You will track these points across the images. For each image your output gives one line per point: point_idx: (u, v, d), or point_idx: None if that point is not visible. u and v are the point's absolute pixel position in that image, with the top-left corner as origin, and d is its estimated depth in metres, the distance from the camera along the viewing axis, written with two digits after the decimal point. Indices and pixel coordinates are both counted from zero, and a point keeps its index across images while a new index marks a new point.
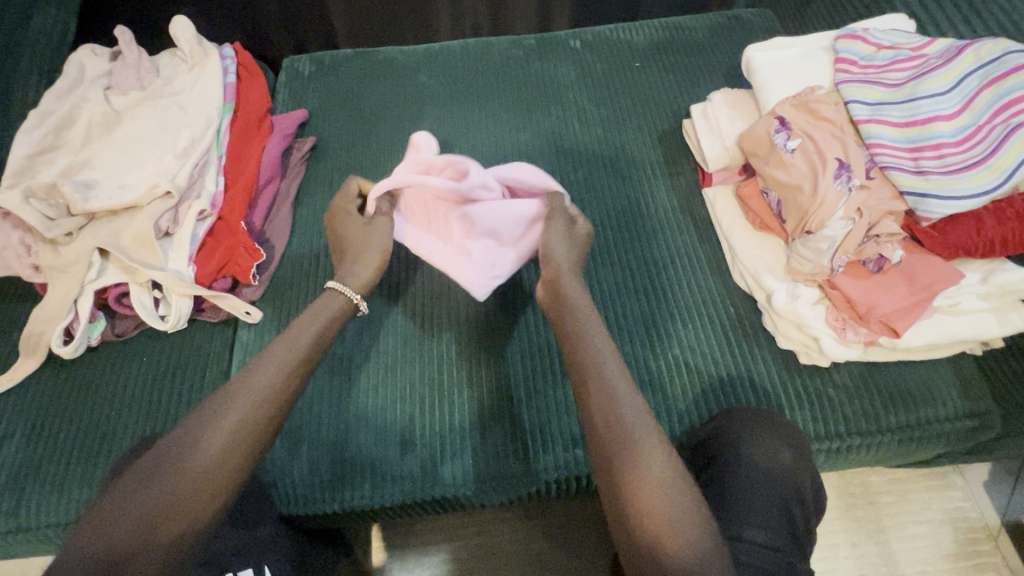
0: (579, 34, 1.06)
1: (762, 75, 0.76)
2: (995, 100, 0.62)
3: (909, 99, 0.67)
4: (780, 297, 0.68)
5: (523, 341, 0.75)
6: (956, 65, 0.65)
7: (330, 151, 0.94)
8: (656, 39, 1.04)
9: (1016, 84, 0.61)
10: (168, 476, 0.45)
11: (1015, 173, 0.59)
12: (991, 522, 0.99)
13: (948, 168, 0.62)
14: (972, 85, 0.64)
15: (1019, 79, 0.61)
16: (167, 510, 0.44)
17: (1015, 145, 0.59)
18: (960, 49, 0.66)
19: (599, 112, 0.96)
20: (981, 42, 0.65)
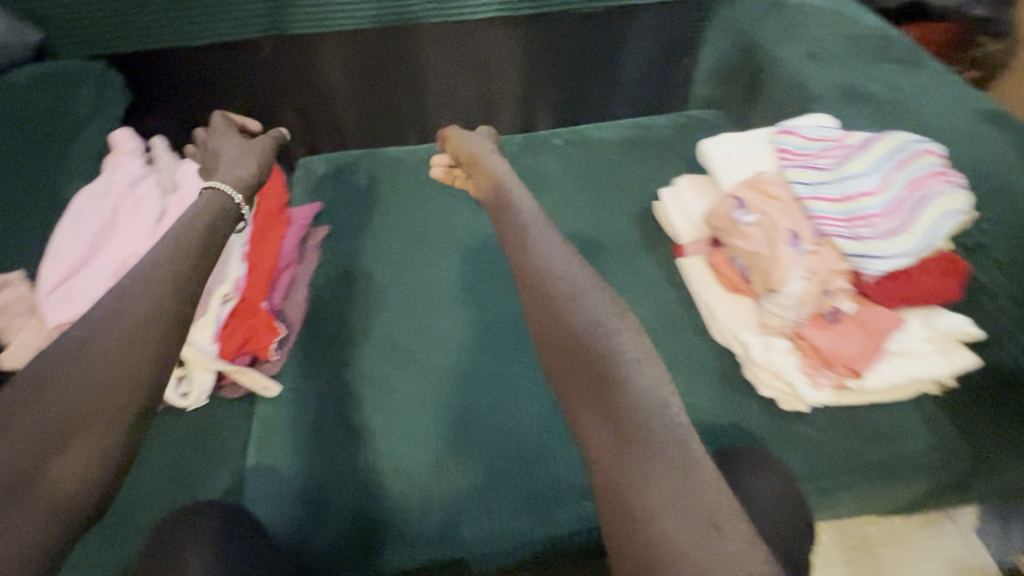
0: (560, 133, 1.22)
1: (718, 165, 0.91)
2: (907, 178, 0.76)
3: (836, 184, 0.80)
4: (757, 348, 0.77)
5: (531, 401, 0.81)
6: (872, 153, 0.80)
7: (343, 238, 1.04)
8: (626, 135, 1.21)
9: (919, 166, 0.76)
10: (59, 400, 0.49)
11: (934, 235, 0.71)
12: (990, 567, 1.02)
13: (880, 234, 0.74)
14: (887, 167, 0.78)
15: (921, 163, 0.76)
16: (78, 419, 0.49)
17: (931, 211, 0.72)
18: (874, 139, 0.81)
19: (580, 196, 1.10)
20: (888, 135, 0.81)
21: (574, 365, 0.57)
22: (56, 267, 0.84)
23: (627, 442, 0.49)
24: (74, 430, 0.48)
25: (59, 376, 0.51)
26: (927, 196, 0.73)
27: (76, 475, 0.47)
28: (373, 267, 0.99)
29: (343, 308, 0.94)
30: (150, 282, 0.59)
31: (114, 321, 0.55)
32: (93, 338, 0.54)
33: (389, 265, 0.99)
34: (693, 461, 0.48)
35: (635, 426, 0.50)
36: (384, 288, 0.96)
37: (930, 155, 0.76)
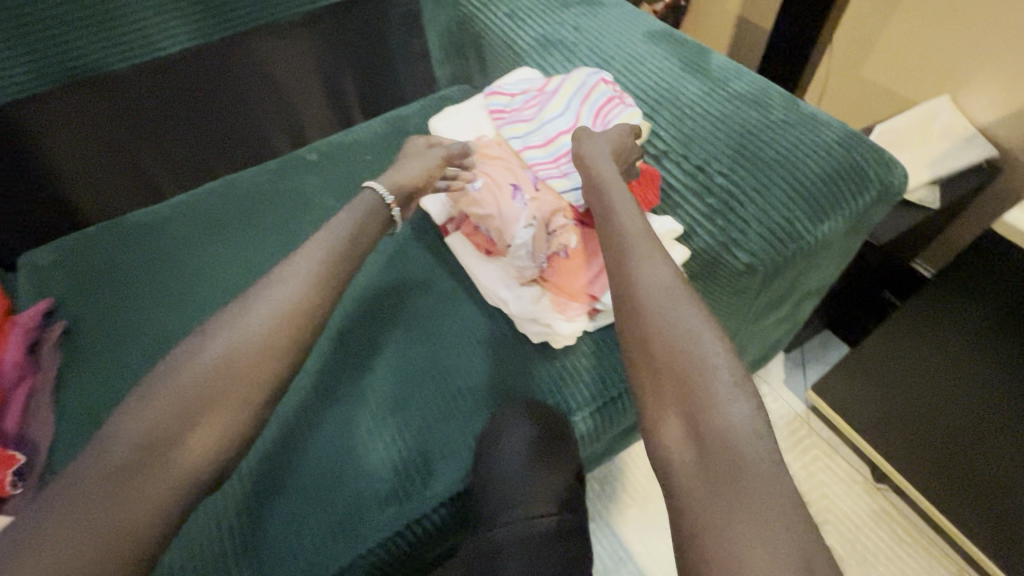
0: (314, 147, 1.18)
1: (447, 140, 0.93)
2: (591, 110, 0.83)
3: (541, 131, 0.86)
4: (513, 302, 0.80)
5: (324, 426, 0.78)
6: (562, 94, 0.86)
7: (91, 328, 0.94)
8: (380, 132, 1.20)
9: (598, 96, 0.84)
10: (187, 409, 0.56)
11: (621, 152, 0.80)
12: (799, 410, 1.25)
13: (581, 166, 0.81)
14: (576, 104, 0.85)
15: (598, 93, 0.84)
16: (190, 410, 0.57)
17: None
18: (562, 81, 0.88)
19: (343, 207, 1.08)
20: (572, 75, 0.88)
21: (668, 379, 0.54)
22: None
23: (694, 398, 0.52)
24: (217, 401, 0.58)
25: (191, 382, 0.58)
26: (606, 121, 0.82)
27: (199, 453, 0.56)
28: (135, 350, 0.92)
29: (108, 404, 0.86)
30: (322, 266, 0.68)
31: (297, 285, 0.65)
32: (269, 320, 0.62)
33: (151, 341, 0.93)
34: (701, 425, 0.50)
35: (697, 384, 0.52)
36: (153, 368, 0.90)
37: (600, 84, 0.85)
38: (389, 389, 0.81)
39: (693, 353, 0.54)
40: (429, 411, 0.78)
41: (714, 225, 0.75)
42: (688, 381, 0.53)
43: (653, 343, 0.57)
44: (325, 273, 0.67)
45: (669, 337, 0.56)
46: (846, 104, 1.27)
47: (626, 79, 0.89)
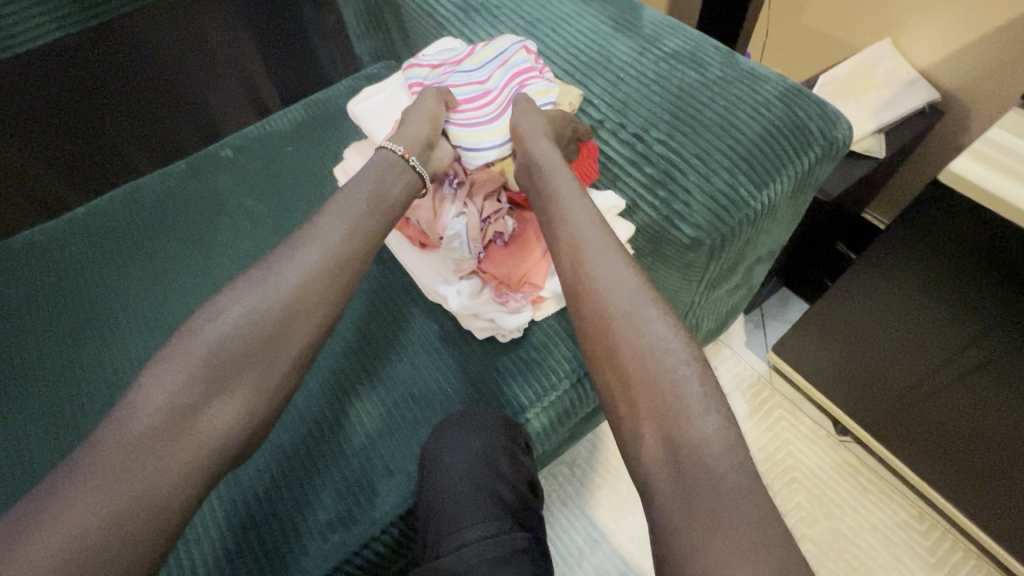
0: (228, 143, 1.07)
1: (367, 124, 0.84)
2: (511, 74, 0.76)
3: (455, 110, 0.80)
4: (453, 298, 0.73)
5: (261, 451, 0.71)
6: (481, 59, 0.79)
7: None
8: (300, 119, 1.09)
9: (517, 60, 0.76)
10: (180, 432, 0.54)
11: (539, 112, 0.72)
12: (762, 370, 1.25)
13: (494, 119, 0.74)
14: (496, 69, 0.78)
15: (517, 57, 0.76)
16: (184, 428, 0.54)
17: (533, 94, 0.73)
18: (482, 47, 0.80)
19: (267, 208, 0.99)
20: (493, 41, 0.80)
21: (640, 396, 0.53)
22: None
23: (649, 398, 0.51)
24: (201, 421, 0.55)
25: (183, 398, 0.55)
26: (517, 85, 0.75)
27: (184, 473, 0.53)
28: (44, 391, 0.83)
29: (19, 455, 0.78)
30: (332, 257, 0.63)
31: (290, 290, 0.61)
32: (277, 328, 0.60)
33: (63, 379, 0.84)
34: (665, 420, 0.50)
35: (661, 382, 0.52)
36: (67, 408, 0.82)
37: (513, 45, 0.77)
38: (326, 405, 0.75)
39: (656, 344, 0.54)
40: (380, 420, 0.73)
41: (656, 200, 0.69)
42: (651, 380, 0.52)
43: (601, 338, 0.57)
44: (345, 266, 0.64)
45: (624, 316, 0.56)
46: (790, 53, 1.23)
47: (555, 43, 0.82)
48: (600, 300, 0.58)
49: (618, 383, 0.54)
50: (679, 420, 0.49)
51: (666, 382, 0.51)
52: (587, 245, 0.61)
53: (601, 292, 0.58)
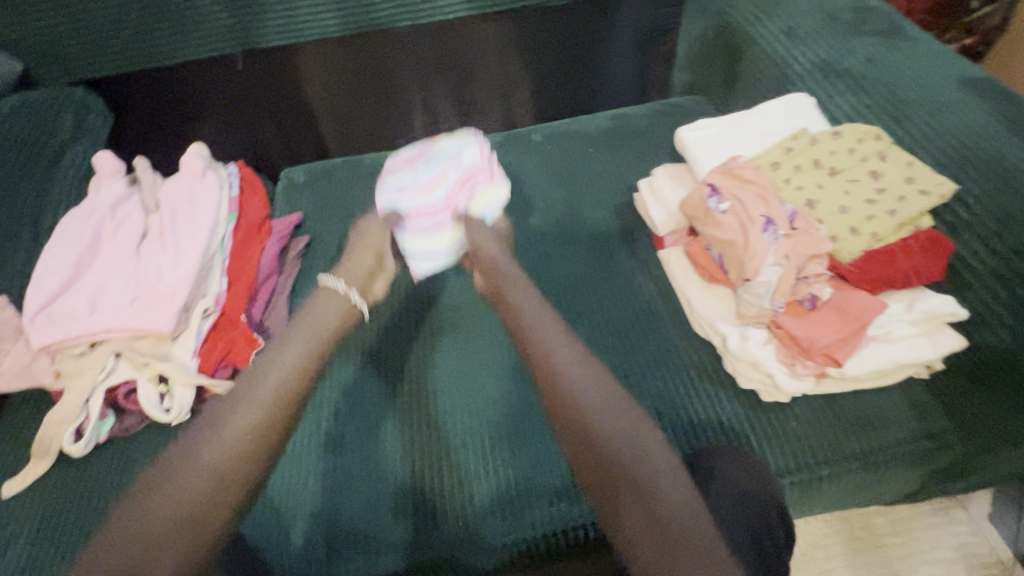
0: (538, 129, 1.21)
1: (694, 151, 0.89)
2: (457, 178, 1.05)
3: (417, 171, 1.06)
4: (735, 339, 0.75)
5: (479, 373, 0.84)
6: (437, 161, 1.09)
7: (323, 247, 1.05)
8: (605, 127, 1.19)
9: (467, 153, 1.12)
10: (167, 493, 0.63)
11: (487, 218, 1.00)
12: (1004, 555, 1.01)
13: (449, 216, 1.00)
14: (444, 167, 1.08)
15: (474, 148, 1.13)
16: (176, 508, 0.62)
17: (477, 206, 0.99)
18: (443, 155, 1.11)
19: (558, 192, 1.08)
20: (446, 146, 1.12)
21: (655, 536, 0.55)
22: (39, 292, 0.84)
23: (617, 470, 0.60)
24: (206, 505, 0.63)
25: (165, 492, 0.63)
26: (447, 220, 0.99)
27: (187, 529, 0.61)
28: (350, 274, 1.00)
29: None
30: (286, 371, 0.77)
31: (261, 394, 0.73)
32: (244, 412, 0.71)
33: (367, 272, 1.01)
34: (627, 495, 0.58)
35: (629, 468, 0.60)
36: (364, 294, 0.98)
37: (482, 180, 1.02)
38: None
39: (612, 431, 0.63)
40: (456, 373, 0.85)
41: None
42: (614, 464, 0.61)
43: (576, 422, 0.66)
44: None
45: (571, 417, 0.66)
46: None
47: (931, 128, 0.78)
48: (558, 393, 0.69)
49: (590, 462, 0.62)
50: (643, 498, 0.57)
51: (632, 465, 0.60)
52: (563, 354, 0.74)
53: (558, 388, 0.69)
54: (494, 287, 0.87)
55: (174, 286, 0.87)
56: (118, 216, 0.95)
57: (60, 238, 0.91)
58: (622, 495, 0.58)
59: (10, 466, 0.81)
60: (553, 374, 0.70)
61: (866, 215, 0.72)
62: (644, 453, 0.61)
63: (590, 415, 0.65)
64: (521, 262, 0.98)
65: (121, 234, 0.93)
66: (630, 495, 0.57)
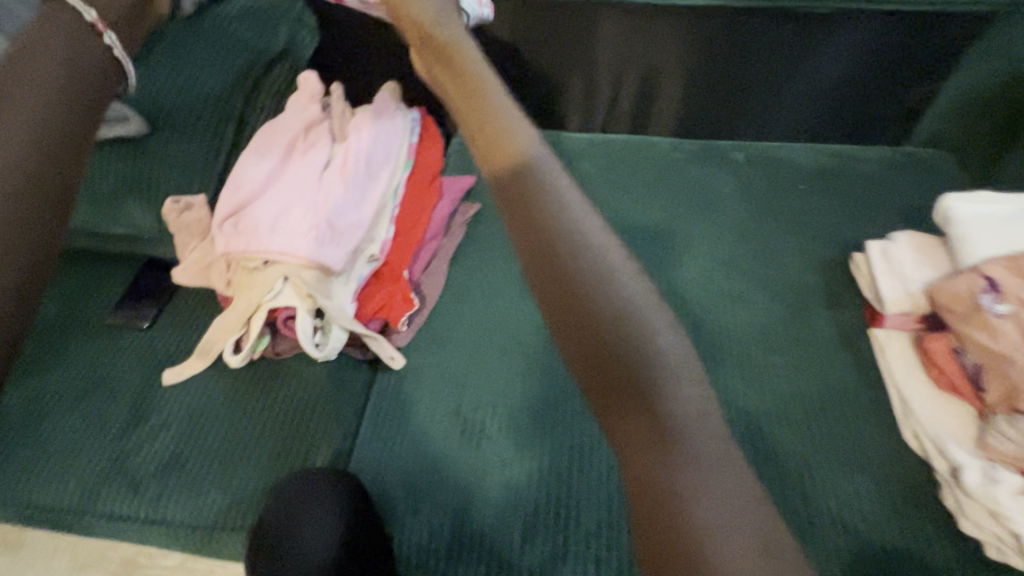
0: (742, 147, 1.07)
1: (965, 229, 0.73)
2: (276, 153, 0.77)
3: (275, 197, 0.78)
4: (973, 475, 0.61)
5: None
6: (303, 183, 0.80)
7: (489, 219, 1.00)
8: (824, 164, 1.03)
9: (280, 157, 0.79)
10: None
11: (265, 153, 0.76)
12: None
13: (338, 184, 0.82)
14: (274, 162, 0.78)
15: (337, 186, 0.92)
16: None
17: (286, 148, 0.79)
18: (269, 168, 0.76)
19: (757, 224, 0.95)
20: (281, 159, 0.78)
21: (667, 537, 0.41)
22: (229, 199, 0.86)
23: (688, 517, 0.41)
24: None
25: None
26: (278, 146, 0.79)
27: None
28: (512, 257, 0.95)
29: (479, 293, 0.90)
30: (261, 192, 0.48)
31: None
32: None
33: None
34: (661, 435, 0.45)
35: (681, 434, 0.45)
36: (524, 283, 0.91)
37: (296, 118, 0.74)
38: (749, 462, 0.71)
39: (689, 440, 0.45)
40: None
41: None
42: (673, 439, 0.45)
43: (588, 339, 0.49)
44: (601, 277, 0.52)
45: (604, 346, 0.49)
46: None
47: None
48: (602, 330, 0.49)
49: (603, 395, 0.48)
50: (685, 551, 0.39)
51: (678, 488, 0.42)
52: (588, 261, 0.54)
53: (609, 324, 0.50)
54: (954, 384, 0.67)
55: (347, 227, 0.86)
56: (309, 139, 0.94)
57: (255, 149, 0.91)
58: (641, 427, 0.45)
59: (172, 357, 0.84)
60: (631, 319, 0.49)
61: None
62: (702, 408, 0.47)
63: (635, 348, 0.48)
64: (700, 293, 0.87)
65: (305, 157, 0.91)
66: (671, 436, 0.44)
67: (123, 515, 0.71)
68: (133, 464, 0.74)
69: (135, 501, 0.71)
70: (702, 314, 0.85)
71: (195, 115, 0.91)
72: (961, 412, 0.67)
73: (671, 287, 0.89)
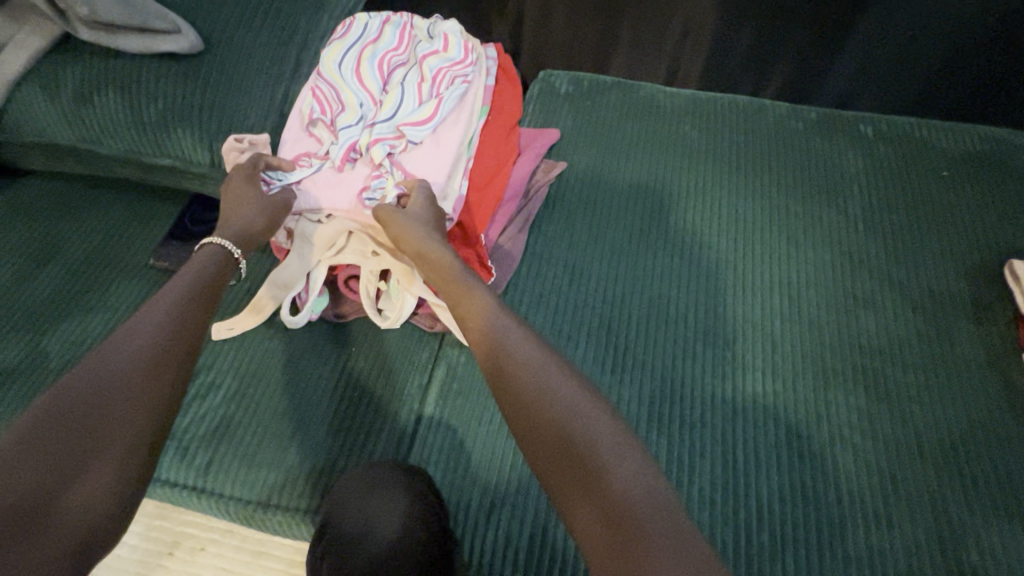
0: (872, 121, 0.92)
1: None
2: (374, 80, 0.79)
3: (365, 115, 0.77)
4: None
5: (756, 426, 0.67)
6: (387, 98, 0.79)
7: (575, 182, 0.88)
8: (972, 149, 0.87)
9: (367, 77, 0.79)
10: None
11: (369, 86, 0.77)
12: None
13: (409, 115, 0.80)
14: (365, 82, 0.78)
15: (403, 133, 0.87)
16: None
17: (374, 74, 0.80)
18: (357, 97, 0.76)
19: (889, 215, 0.82)
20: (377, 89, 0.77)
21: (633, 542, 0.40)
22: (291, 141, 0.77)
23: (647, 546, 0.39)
24: None
25: None
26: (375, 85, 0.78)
27: None
28: (601, 229, 0.83)
29: (562, 267, 0.80)
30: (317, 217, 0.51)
31: None
32: None
33: (619, 232, 0.82)
34: (618, 526, 0.41)
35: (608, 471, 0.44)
36: (614, 259, 0.80)
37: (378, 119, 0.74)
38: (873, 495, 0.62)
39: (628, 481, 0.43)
40: (711, 420, 0.67)
41: None
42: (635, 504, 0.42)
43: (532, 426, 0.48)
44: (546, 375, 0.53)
45: (564, 437, 0.47)
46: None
47: None
48: (531, 407, 0.49)
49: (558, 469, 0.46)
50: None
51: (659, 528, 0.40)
52: (523, 352, 0.54)
53: (534, 400, 0.50)
54: None
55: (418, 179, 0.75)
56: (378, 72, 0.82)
57: (317, 82, 0.80)
58: (599, 520, 0.42)
59: (222, 310, 0.76)
60: (530, 387, 0.50)
61: None
62: (648, 477, 0.44)
63: (565, 424, 0.47)
64: (818, 292, 0.76)
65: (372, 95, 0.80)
66: (630, 528, 0.40)
67: (171, 480, 0.65)
68: (182, 425, 0.67)
69: (184, 466, 0.65)
70: (819, 316, 0.74)
71: (254, 34, 0.79)
72: None
73: (784, 281, 0.77)
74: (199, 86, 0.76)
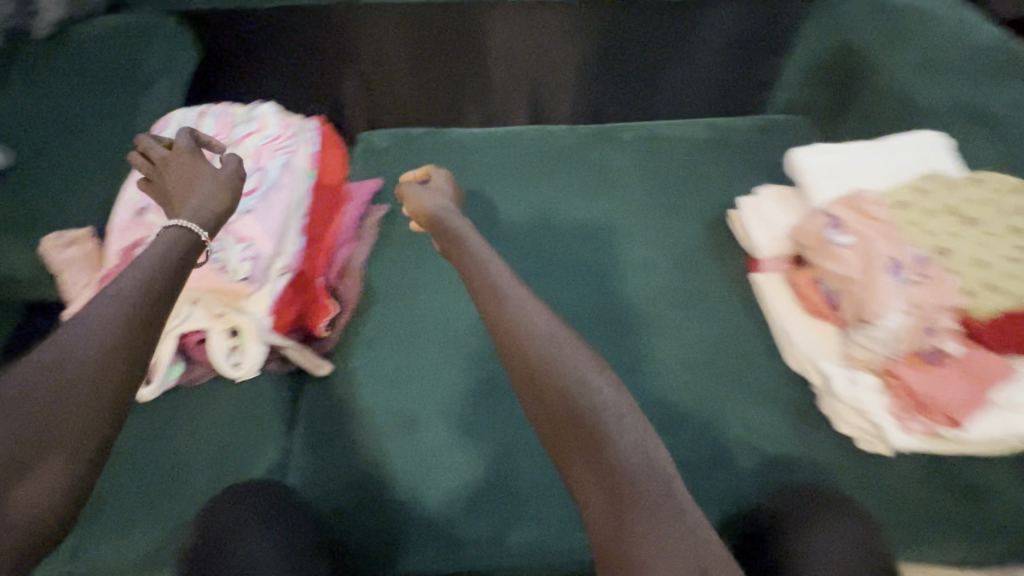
0: (630, 128, 1.16)
1: (811, 177, 0.84)
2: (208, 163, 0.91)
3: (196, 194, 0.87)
4: (841, 381, 0.71)
5: None
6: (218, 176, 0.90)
7: (401, 218, 1.01)
8: (702, 134, 1.13)
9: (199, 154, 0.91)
10: None
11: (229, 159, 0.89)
12: None
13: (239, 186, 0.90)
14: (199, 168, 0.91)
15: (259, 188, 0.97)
16: None
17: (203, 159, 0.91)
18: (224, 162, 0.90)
19: (650, 195, 1.04)
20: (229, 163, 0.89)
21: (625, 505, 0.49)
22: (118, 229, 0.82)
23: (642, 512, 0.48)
24: None
25: None
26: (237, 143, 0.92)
27: None
28: (428, 252, 0.97)
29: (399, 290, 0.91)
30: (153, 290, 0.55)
31: None
32: None
33: None
34: (610, 481, 0.50)
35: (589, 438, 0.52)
36: (443, 274, 0.94)
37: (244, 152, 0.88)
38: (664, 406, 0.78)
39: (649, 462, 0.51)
40: None
41: None
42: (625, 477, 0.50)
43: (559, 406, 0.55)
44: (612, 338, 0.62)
45: (571, 411, 0.54)
46: None
47: None
48: (548, 396, 0.56)
49: (556, 441, 0.55)
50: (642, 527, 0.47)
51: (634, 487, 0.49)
52: (543, 339, 0.60)
53: (548, 388, 0.56)
54: (818, 308, 0.77)
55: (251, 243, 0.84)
56: None
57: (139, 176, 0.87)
58: (597, 477, 0.51)
59: None
60: (523, 368, 0.58)
61: (1006, 272, 0.69)
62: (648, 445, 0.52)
63: (573, 396, 0.55)
64: (607, 263, 0.94)
65: None
66: (628, 490, 0.49)
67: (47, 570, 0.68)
68: None
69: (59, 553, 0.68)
70: (610, 282, 0.92)
71: (69, 146, 0.86)
72: (825, 332, 0.77)
73: (580, 261, 0.95)
74: (19, 200, 0.81)
